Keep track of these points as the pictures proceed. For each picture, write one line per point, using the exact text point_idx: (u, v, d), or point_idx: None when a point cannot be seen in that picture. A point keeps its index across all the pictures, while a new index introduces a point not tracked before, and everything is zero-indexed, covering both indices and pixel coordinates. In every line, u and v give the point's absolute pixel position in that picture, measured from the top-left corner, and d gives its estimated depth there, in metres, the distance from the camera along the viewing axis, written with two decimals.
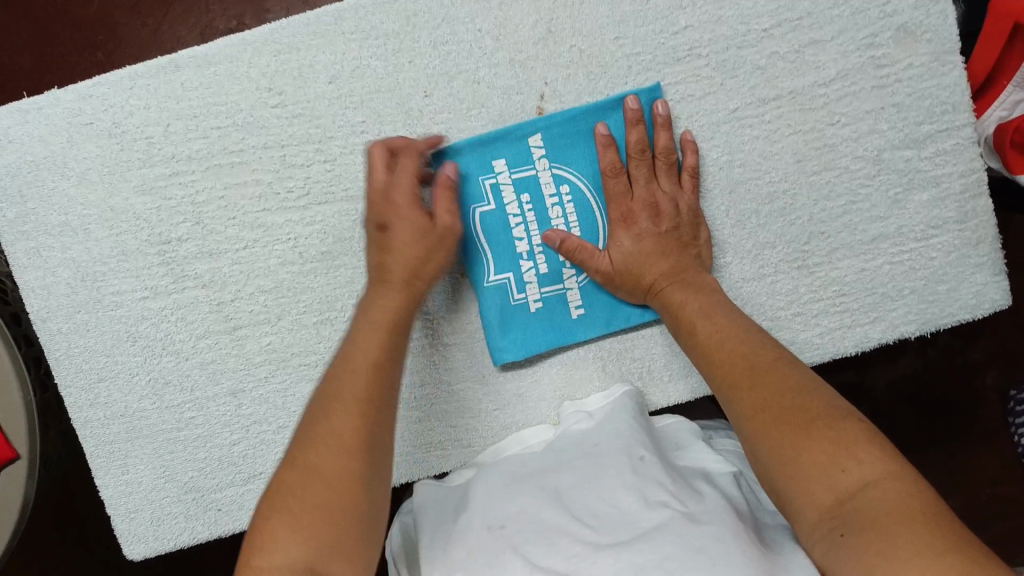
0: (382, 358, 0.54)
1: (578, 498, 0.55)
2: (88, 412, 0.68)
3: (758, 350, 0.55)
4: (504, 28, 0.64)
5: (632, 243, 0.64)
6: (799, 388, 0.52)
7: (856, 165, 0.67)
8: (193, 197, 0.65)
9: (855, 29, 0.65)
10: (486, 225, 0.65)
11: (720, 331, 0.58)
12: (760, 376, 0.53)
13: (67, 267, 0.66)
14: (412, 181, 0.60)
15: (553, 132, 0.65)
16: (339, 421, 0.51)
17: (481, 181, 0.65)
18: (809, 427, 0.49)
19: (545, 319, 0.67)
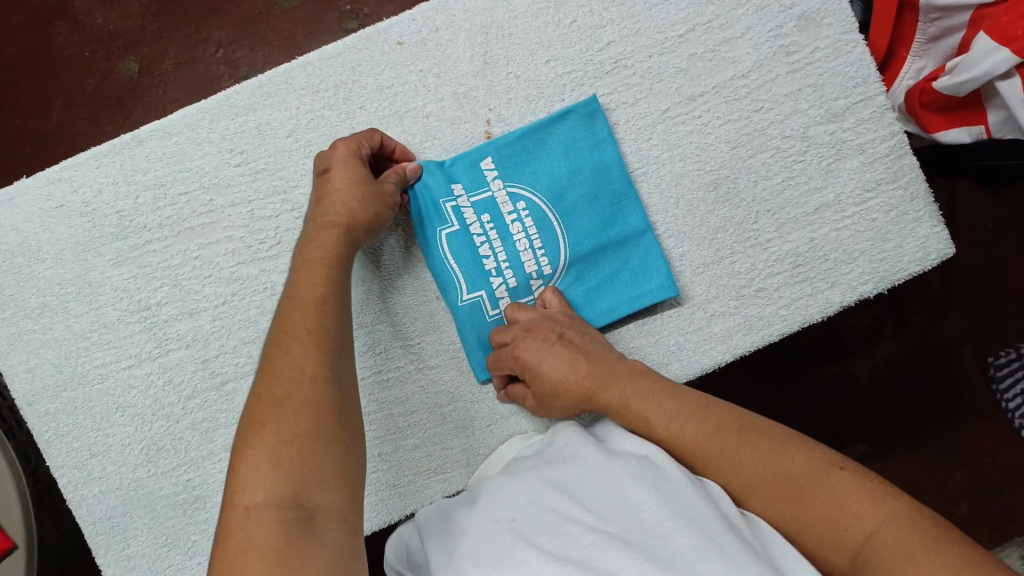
0: (328, 297, 0.56)
1: (591, 493, 0.53)
2: (83, 490, 0.67)
3: (699, 424, 0.56)
4: (443, 66, 0.70)
5: (536, 363, 0.63)
6: (779, 454, 0.53)
7: (786, 144, 0.72)
8: (168, 261, 0.68)
9: (761, 23, 0.72)
10: (454, 248, 0.68)
11: (667, 425, 0.57)
12: (731, 469, 0.54)
13: (51, 347, 0.67)
14: (352, 145, 0.64)
15: (502, 153, 0.69)
16: (294, 361, 0.51)
17: (443, 207, 0.68)
18: (785, 491, 0.51)
19: None
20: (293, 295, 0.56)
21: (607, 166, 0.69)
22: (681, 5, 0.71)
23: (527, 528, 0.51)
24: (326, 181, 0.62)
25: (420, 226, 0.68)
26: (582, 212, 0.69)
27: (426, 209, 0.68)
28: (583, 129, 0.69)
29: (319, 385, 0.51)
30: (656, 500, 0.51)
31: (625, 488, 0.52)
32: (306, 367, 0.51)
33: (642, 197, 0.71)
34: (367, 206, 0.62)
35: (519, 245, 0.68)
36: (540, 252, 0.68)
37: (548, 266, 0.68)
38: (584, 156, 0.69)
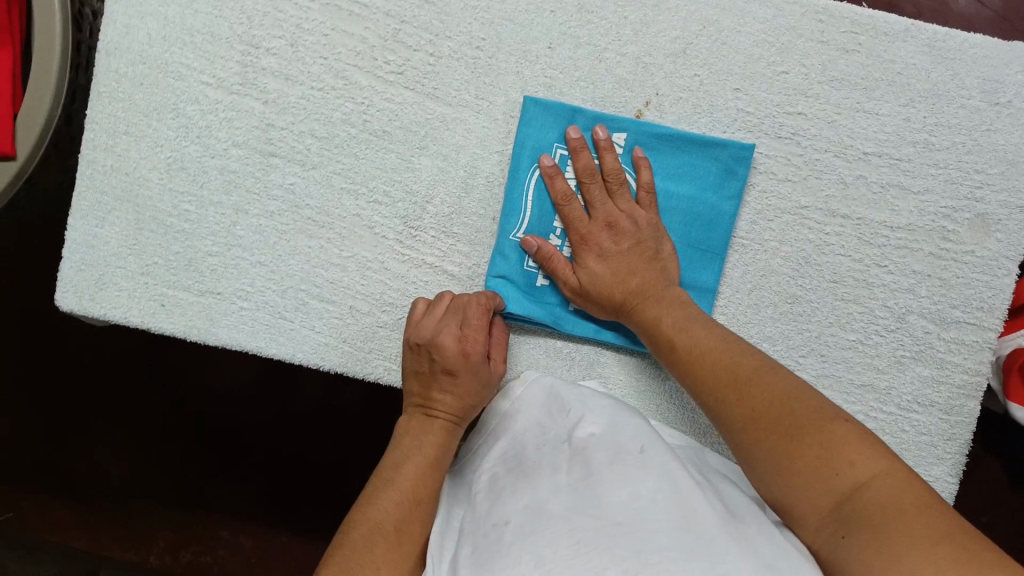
0: (418, 493, 0.59)
1: (588, 486, 0.52)
2: (98, 155, 0.68)
3: (724, 346, 0.58)
4: (646, 27, 0.67)
5: (597, 265, 0.64)
6: (788, 395, 0.53)
7: (880, 313, 0.68)
8: (301, 21, 0.67)
9: (940, 194, 0.68)
10: (539, 189, 0.66)
11: (698, 345, 0.58)
12: (724, 415, 0.55)
13: (156, 20, 0.67)
14: (455, 334, 0.63)
15: (638, 140, 0.66)
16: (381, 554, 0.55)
17: (555, 149, 0.66)
18: (784, 421, 0.51)
19: (544, 298, 0.67)
20: (387, 479, 0.60)
21: (718, 216, 0.66)
22: (885, 128, 0.67)
23: (518, 528, 0.50)
24: (425, 431, 0.63)
25: (524, 151, 0.66)
26: None
27: (538, 141, 0.66)
28: (723, 171, 0.66)
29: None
30: (652, 501, 0.49)
31: (617, 487, 0.51)
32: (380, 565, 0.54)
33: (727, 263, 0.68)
34: (473, 396, 0.64)
35: None
36: None
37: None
38: (705, 193, 0.67)
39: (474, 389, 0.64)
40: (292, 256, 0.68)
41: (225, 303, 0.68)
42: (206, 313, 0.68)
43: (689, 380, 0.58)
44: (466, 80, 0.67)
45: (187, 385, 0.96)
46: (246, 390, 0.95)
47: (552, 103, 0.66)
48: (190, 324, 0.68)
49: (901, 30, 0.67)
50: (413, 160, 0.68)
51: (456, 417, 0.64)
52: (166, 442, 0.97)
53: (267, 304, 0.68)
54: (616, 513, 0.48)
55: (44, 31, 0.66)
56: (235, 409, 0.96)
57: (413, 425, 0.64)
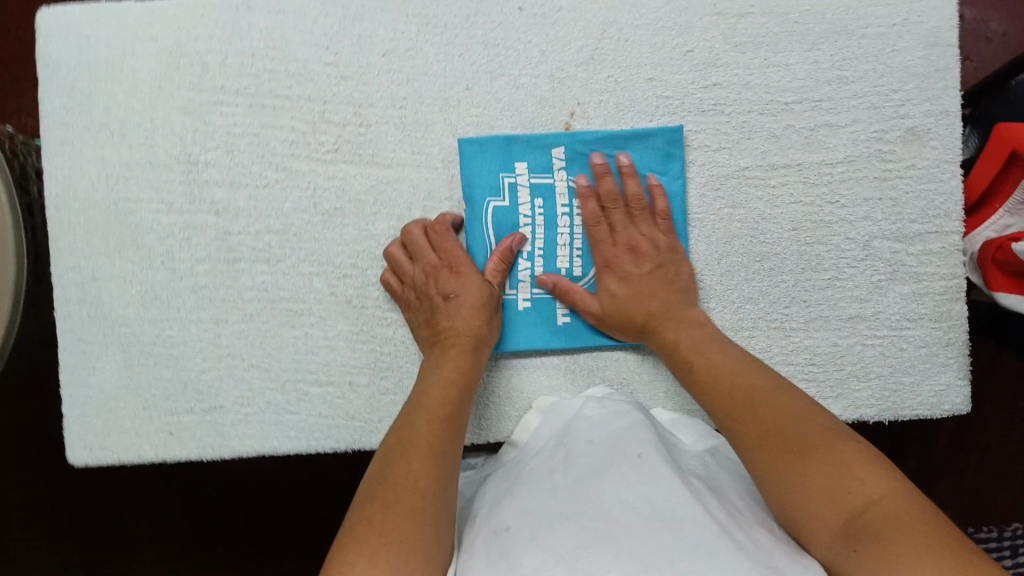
0: (451, 419, 0.61)
1: (580, 493, 0.54)
2: (71, 307, 0.70)
3: (745, 371, 0.60)
4: (552, 45, 0.70)
5: (618, 287, 0.67)
6: (804, 415, 0.55)
7: (847, 246, 0.70)
8: (230, 128, 0.69)
9: (867, 122, 0.70)
10: (498, 219, 0.68)
11: (715, 367, 0.61)
12: (738, 430, 0.57)
13: (94, 164, 0.69)
14: (434, 253, 0.67)
15: (575, 149, 0.69)
16: (417, 472, 0.55)
17: (501, 178, 0.68)
18: (801, 434, 0.54)
19: (532, 319, 0.69)
20: (418, 409, 0.61)
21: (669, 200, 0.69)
22: (798, 75, 0.70)
23: (516, 537, 0.52)
24: (444, 355, 0.65)
25: (473, 189, 0.68)
26: None
27: (484, 174, 0.68)
28: (661, 157, 0.69)
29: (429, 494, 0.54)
30: (646, 503, 0.52)
31: (614, 490, 0.53)
32: (420, 479, 0.55)
33: (691, 241, 0.70)
34: (475, 302, 0.66)
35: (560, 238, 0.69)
36: (576, 254, 0.69)
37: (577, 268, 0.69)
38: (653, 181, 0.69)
39: (469, 306, 0.66)
40: (282, 349, 0.69)
41: (229, 413, 0.69)
42: (214, 429, 0.69)
43: (708, 398, 0.60)
44: (399, 140, 0.70)
45: (219, 490, 0.97)
46: (276, 468, 0.96)
47: (486, 137, 0.69)
48: (202, 443, 0.70)
49: None
50: (370, 227, 0.70)
51: (467, 330, 0.65)
52: (218, 551, 0.97)
53: (270, 403, 0.69)
54: (613, 514, 0.51)
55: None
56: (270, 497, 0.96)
57: (433, 354, 0.65)
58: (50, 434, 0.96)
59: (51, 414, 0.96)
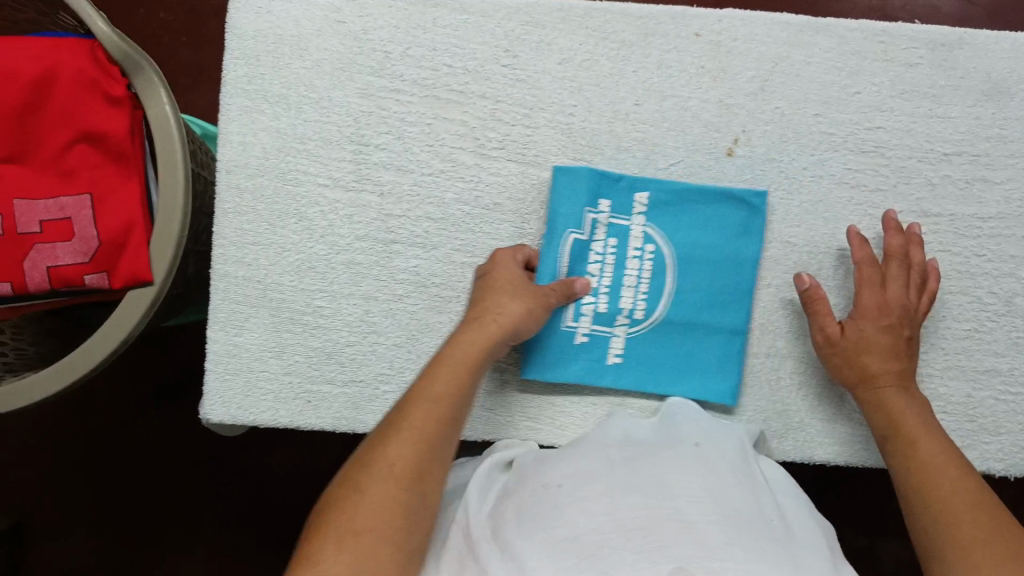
0: (451, 403, 0.57)
1: (645, 470, 0.57)
2: (230, 267, 0.72)
3: (962, 470, 0.59)
4: (723, 73, 0.72)
5: (876, 331, 0.66)
6: (1003, 523, 0.54)
7: (988, 299, 0.72)
8: (404, 116, 0.72)
9: (1021, 181, 0.72)
10: (575, 251, 0.69)
11: (940, 454, 0.60)
12: (942, 507, 0.56)
13: (269, 134, 0.71)
14: (490, 262, 0.68)
15: (658, 196, 0.70)
16: (400, 455, 0.53)
17: (585, 214, 0.69)
18: (984, 533, 0.53)
19: (586, 354, 0.70)
20: (416, 389, 0.58)
21: (745, 261, 0.70)
22: (959, 128, 0.72)
23: (572, 498, 0.54)
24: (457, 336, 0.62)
25: (557, 219, 0.69)
26: (702, 290, 0.70)
27: (572, 208, 0.69)
28: (740, 223, 0.70)
29: (410, 482, 0.52)
30: (706, 498, 0.53)
31: (677, 476, 0.56)
32: (398, 466, 0.52)
33: (838, 277, 0.71)
34: (502, 296, 0.64)
35: (627, 278, 0.69)
36: (641, 297, 0.70)
37: (640, 309, 0.70)
38: (732, 243, 0.70)
39: (495, 300, 0.64)
40: (427, 333, 0.71)
41: (369, 390, 0.71)
42: (351, 403, 0.71)
43: (913, 482, 0.59)
44: (565, 146, 0.72)
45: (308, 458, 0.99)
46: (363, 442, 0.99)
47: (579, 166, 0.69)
48: (338, 415, 0.71)
49: (955, 39, 0.72)
50: (526, 226, 0.72)
51: (485, 318, 0.63)
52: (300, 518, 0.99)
53: (409, 384, 0.71)
54: (674, 499, 0.53)
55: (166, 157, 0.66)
56: None
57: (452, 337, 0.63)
58: (153, 390, 0.99)
59: (159, 373, 0.99)
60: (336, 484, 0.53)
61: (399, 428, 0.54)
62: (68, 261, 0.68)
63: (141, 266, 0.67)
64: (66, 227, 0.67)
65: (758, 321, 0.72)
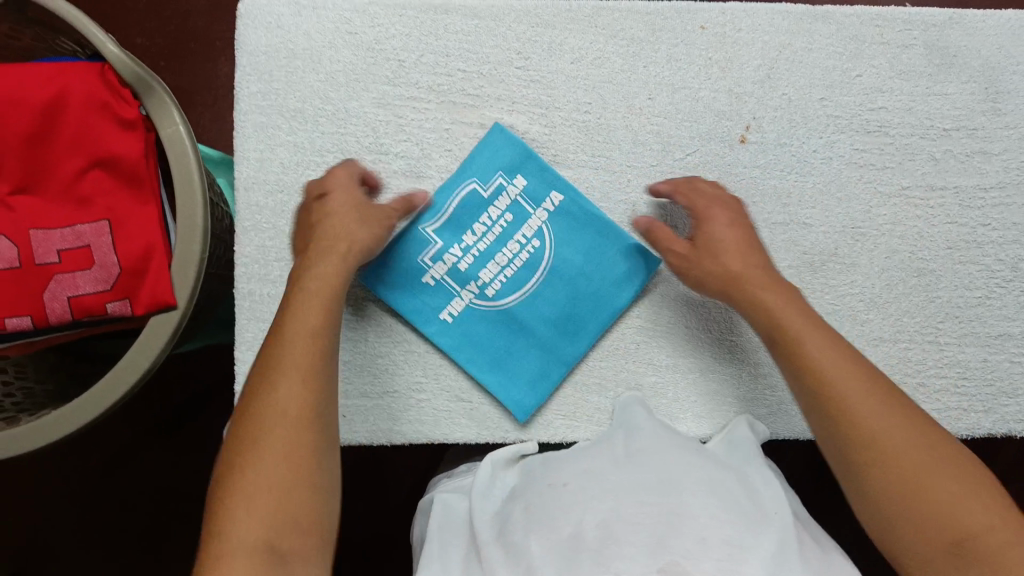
0: (321, 334, 0.56)
1: (653, 464, 0.54)
2: (254, 286, 0.70)
3: (869, 370, 0.56)
4: (730, 63, 0.74)
5: (722, 232, 0.66)
6: (925, 428, 0.53)
7: (996, 266, 0.75)
8: (421, 122, 0.72)
9: (1018, 152, 0.75)
10: (466, 205, 0.70)
11: (829, 350, 0.57)
12: (855, 414, 0.53)
13: (287, 149, 0.71)
14: (331, 181, 0.65)
15: (568, 204, 0.71)
16: (287, 394, 0.51)
17: (495, 176, 0.70)
18: (910, 436, 0.52)
19: (424, 298, 0.70)
20: (279, 325, 0.56)
21: (625, 271, 0.71)
22: (955, 104, 0.75)
23: (574, 492, 0.53)
24: (314, 258, 0.61)
25: (469, 164, 0.71)
26: (566, 287, 0.71)
27: (481, 163, 0.70)
28: (635, 251, 0.71)
29: (302, 424, 0.51)
30: (716, 497, 0.50)
31: (687, 472, 0.53)
32: (291, 406, 0.51)
33: (855, 252, 0.74)
34: (342, 218, 0.63)
35: (500, 256, 0.70)
36: (502, 276, 0.70)
37: (490, 288, 0.70)
38: (620, 258, 0.71)
39: (343, 225, 0.63)
40: None
41: (404, 399, 0.70)
42: (387, 414, 0.70)
43: (800, 381, 0.57)
44: (582, 142, 0.73)
45: None
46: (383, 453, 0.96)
47: (510, 138, 0.71)
48: (374, 428, 0.70)
49: (946, 20, 0.76)
50: None
51: (334, 243, 0.61)
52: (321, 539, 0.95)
53: (445, 390, 0.70)
54: (683, 492, 0.50)
55: (183, 178, 0.65)
56: (376, 489, 0.95)
57: (309, 256, 0.61)
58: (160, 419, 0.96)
59: (160, 404, 0.95)
60: (225, 458, 0.49)
61: (273, 362, 0.53)
62: (88, 291, 0.65)
63: (164, 291, 0.65)
64: (85, 256, 0.65)
65: None
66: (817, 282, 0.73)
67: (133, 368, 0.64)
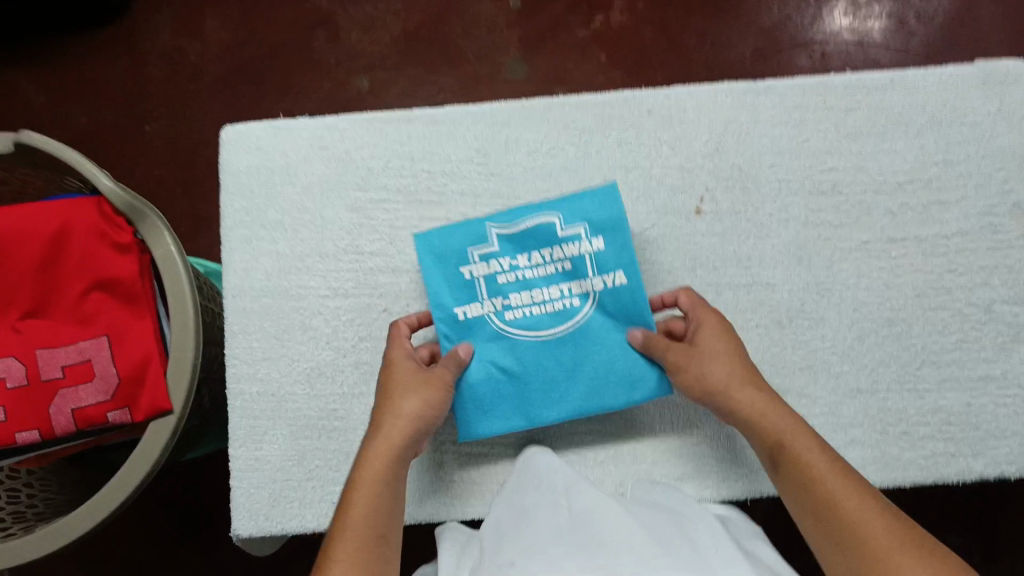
0: (396, 458, 0.61)
1: (587, 520, 0.55)
2: (243, 386, 0.74)
3: (834, 467, 0.57)
4: (680, 141, 0.78)
5: (708, 344, 0.65)
6: (890, 523, 0.52)
7: (969, 310, 0.74)
8: (393, 221, 0.77)
9: (976, 199, 0.77)
10: (540, 228, 0.68)
11: (817, 455, 0.58)
12: (813, 474, 0.57)
13: (270, 257, 0.77)
14: (405, 358, 0.66)
15: (625, 293, 0.67)
16: (358, 515, 0.57)
17: (580, 223, 0.68)
18: (906, 545, 0.51)
19: (450, 288, 0.68)
20: (364, 455, 0.61)
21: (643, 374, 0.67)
22: (905, 160, 0.78)
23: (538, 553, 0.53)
24: (389, 405, 0.63)
25: (562, 203, 0.68)
26: (581, 357, 0.67)
27: (567, 206, 0.68)
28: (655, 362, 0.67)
29: (375, 539, 0.55)
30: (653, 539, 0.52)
31: (621, 521, 0.54)
32: (363, 526, 0.56)
33: (822, 308, 0.74)
34: (422, 400, 0.64)
35: (535, 296, 0.68)
36: (527, 312, 0.68)
37: (509, 313, 0.68)
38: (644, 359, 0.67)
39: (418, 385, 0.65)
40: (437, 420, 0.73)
41: None
42: None
43: (795, 493, 0.57)
44: None
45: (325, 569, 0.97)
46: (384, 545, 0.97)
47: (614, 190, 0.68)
48: None
49: (887, 81, 0.79)
50: None
51: (412, 388, 0.64)
52: None
53: (427, 469, 0.72)
54: (622, 548, 0.50)
55: (177, 294, 0.71)
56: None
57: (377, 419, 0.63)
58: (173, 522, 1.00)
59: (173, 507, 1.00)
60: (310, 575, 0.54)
61: (354, 490, 0.58)
62: (91, 402, 0.71)
63: (159, 396, 0.70)
64: (86, 370, 0.71)
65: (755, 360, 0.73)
66: (787, 338, 0.73)
67: (134, 471, 0.67)
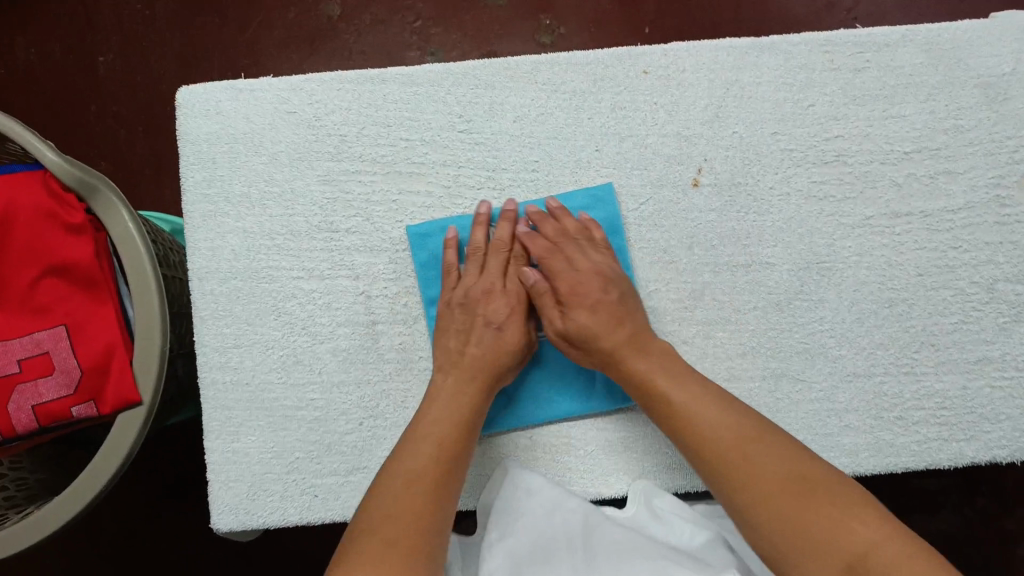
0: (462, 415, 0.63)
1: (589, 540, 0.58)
2: (216, 374, 0.71)
3: (702, 400, 0.59)
4: (677, 105, 0.72)
5: (569, 274, 0.67)
6: (794, 458, 0.54)
7: (970, 289, 0.72)
8: (368, 196, 0.72)
9: (985, 167, 0.73)
10: None
11: (695, 395, 0.60)
12: (694, 413, 0.59)
13: (237, 235, 0.71)
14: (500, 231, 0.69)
15: None
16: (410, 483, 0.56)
17: None
18: (795, 470, 0.54)
19: None
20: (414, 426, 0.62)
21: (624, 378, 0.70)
22: (915, 125, 0.73)
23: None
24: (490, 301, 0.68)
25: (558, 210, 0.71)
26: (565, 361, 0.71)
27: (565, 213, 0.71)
28: None
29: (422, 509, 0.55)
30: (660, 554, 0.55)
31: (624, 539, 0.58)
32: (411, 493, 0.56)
33: (821, 288, 0.72)
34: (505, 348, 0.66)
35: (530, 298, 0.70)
36: None
37: None
38: None
39: (503, 341, 0.66)
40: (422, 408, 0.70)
41: (373, 473, 0.70)
42: (359, 489, 0.69)
43: (677, 434, 0.59)
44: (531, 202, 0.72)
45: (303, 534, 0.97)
46: None
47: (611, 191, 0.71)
48: (348, 503, 0.69)
49: (899, 37, 0.74)
50: None
51: (501, 339, 0.66)
52: None
53: None
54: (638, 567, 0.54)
55: (138, 275, 0.65)
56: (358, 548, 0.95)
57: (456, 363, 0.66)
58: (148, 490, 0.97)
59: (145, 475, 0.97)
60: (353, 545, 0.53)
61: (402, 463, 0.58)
62: (52, 397, 0.66)
63: (126, 388, 0.65)
64: (43, 363, 0.66)
65: (751, 344, 0.71)
66: (785, 320, 0.71)
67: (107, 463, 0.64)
